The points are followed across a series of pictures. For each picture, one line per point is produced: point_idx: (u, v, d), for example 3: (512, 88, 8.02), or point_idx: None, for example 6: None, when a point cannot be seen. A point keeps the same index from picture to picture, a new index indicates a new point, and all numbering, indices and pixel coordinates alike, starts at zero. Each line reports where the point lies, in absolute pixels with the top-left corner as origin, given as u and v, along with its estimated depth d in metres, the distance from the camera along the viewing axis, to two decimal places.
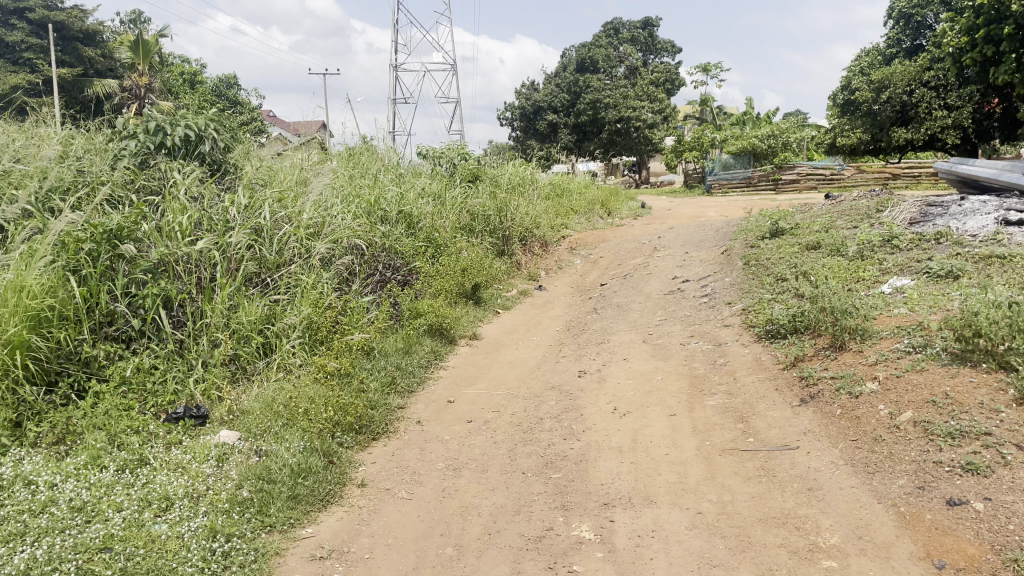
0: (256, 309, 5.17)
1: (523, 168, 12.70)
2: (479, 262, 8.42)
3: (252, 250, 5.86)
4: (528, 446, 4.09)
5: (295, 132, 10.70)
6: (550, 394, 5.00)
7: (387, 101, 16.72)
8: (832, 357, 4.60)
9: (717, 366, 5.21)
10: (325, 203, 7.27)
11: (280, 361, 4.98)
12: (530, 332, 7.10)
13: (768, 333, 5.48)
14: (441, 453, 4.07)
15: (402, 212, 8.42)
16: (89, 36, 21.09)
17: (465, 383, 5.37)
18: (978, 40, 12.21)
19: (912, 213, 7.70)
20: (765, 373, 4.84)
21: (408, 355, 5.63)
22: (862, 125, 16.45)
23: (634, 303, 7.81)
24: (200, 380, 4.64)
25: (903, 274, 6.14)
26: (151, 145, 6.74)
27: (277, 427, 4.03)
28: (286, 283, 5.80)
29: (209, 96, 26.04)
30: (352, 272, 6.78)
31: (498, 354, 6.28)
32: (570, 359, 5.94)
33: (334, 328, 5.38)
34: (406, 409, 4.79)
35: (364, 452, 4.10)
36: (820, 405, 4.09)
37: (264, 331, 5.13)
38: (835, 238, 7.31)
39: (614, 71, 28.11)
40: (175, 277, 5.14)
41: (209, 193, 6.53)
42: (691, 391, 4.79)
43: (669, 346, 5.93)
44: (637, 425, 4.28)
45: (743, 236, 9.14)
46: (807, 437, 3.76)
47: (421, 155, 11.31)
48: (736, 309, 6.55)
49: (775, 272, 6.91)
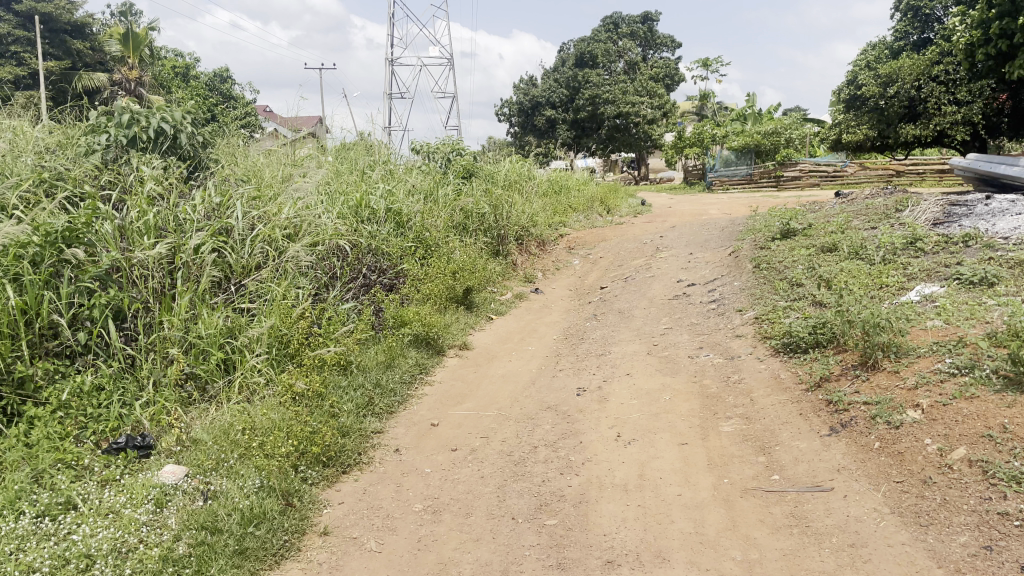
0: (217, 320, 4.60)
1: (520, 163, 12.19)
2: (471, 264, 7.91)
3: (218, 254, 5.31)
4: (520, 482, 3.57)
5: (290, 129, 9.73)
6: (546, 416, 4.48)
7: (383, 96, 16.23)
8: (864, 378, 4.07)
9: (730, 385, 4.69)
10: (307, 203, 6.76)
11: (242, 380, 4.42)
12: (526, 341, 6.59)
13: (786, 346, 4.97)
14: (420, 491, 3.54)
15: (391, 210, 7.89)
16: (78, 28, 20.55)
17: (451, 402, 4.85)
18: (992, 34, 11.60)
19: (935, 213, 7.15)
20: (785, 394, 4.32)
21: (390, 370, 5.11)
22: (868, 121, 15.77)
23: (636, 308, 7.31)
24: (149, 403, 4.10)
25: (931, 281, 5.62)
26: (124, 140, 6.20)
27: (231, 463, 3.50)
28: (256, 289, 5.23)
29: (203, 91, 25.49)
30: (333, 276, 6.33)
31: (490, 366, 5.76)
32: (568, 372, 5.43)
33: (305, 341, 4.83)
34: (383, 434, 4.27)
35: (331, 490, 3.57)
36: (854, 436, 3.57)
37: (226, 346, 4.56)
38: (853, 240, 6.78)
39: (614, 66, 27.48)
40: (129, 285, 4.61)
41: (181, 191, 6.01)
42: (703, 414, 4.28)
43: (677, 359, 5.41)
44: (644, 456, 3.76)
45: (751, 236, 8.63)
46: (842, 476, 3.26)
47: (414, 150, 10.74)
48: (748, 317, 6.04)
49: (790, 277, 6.40)
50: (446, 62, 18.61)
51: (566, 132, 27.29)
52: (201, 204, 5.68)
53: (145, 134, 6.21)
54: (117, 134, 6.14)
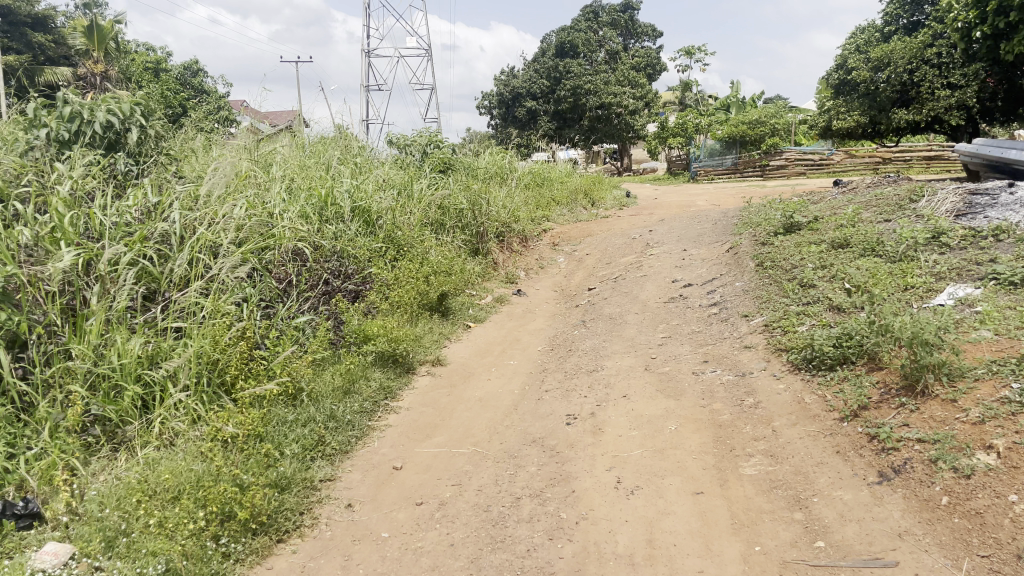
0: (133, 346, 3.81)
1: (499, 155, 11.47)
2: (447, 266, 7.17)
3: (140, 266, 4.53)
4: (499, 552, 2.88)
5: (266, 121, 8.86)
6: (530, 454, 3.77)
7: (360, 88, 15.40)
8: (912, 406, 3.37)
9: (746, 411, 3.98)
10: (259, 202, 5.98)
11: (161, 422, 3.64)
12: (507, 354, 5.87)
13: (808, 362, 4.27)
14: (374, 568, 2.83)
15: (358, 207, 7.12)
16: (40, 21, 19.55)
17: (418, 436, 4.12)
18: (988, 13, 10.82)
19: (955, 203, 6.47)
20: (815, 423, 3.63)
21: (347, 398, 4.38)
22: (859, 107, 14.69)
23: (629, 313, 6.61)
24: (41, 454, 3.33)
25: (963, 282, 4.95)
26: (64, 135, 5.34)
27: (131, 539, 2.77)
28: (184, 305, 4.43)
29: (173, 84, 24.48)
30: (287, 282, 5.48)
31: (466, 386, 5.04)
32: (555, 395, 4.70)
33: (243, 369, 4.05)
34: (334, 482, 3.54)
35: (261, 568, 2.85)
36: (913, 486, 2.89)
37: (143, 377, 3.78)
38: (867, 235, 6.10)
39: (595, 56, 26.78)
40: (31, 305, 3.84)
41: (114, 191, 5.23)
42: (718, 451, 3.57)
43: (680, 376, 4.72)
44: (651, 512, 3.07)
45: (750, 230, 7.95)
46: (907, 548, 2.58)
47: (389, 142, 9.96)
48: (757, 324, 5.35)
49: (801, 277, 5.72)
50: (424, 52, 17.70)
51: (547, 124, 26.48)
52: (129, 207, 4.91)
53: (93, 130, 5.38)
54: (58, 127, 5.31)
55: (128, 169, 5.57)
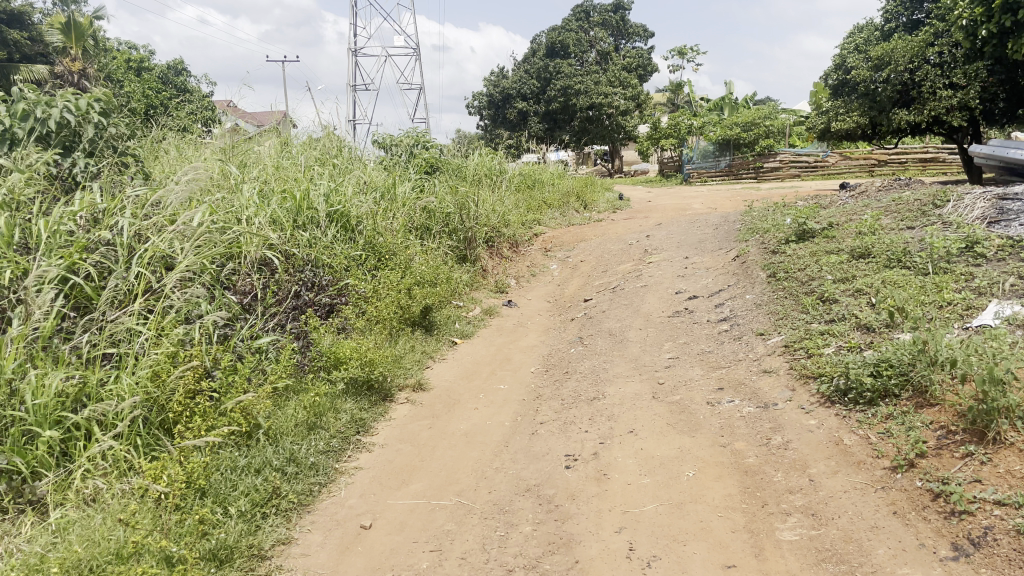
0: (53, 381, 3.21)
1: (489, 156, 10.90)
2: (431, 276, 6.59)
3: (76, 284, 3.91)
4: None
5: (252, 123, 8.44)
6: (525, 508, 3.19)
7: (348, 88, 14.88)
8: (983, 457, 2.82)
9: (775, 453, 3.42)
10: (225, 206, 5.33)
11: (81, 475, 3.04)
12: (496, 376, 5.28)
13: (842, 394, 3.70)
14: None
15: (335, 212, 6.45)
16: (14, 17, 17.69)
17: (393, 483, 3.54)
18: (994, 10, 10.24)
19: (985, 209, 5.93)
20: (862, 471, 3.06)
21: (312, 435, 3.78)
22: (858, 108, 13.83)
23: (630, 329, 6.04)
24: None
25: (1007, 298, 4.40)
26: (19, 134, 4.61)
27: None
28: (122, 329, 3.81)
29: (157, 85, 23.82)
30: (252, 297, 4.88)
31: (450, 417, 4.45)
32: (552, 430, 4.12)
33: (188, 408, 3.44)
34: (289, 547, 2.96)
35: None
36: (999, 567, 2.35)
37: (64, 419, 3.18)
38: (891, 245, 5.55)
39: (586, 57, 26.37)
40: None
41: (63, 196, 4.55)
42: (747, 507, 3.00)
43: (694, 406, 4.15)
44: None
45: (756, 237, 7.39)
46: None
47: (374, 142, 9.38)
48: (775, 344, 4.78)
49: (820, 291, 5.17)
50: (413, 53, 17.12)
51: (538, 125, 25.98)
52: (71, 212, 4.24)
53: (49, 125, 4.66)
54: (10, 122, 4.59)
55: (87, 172, 4.81)
